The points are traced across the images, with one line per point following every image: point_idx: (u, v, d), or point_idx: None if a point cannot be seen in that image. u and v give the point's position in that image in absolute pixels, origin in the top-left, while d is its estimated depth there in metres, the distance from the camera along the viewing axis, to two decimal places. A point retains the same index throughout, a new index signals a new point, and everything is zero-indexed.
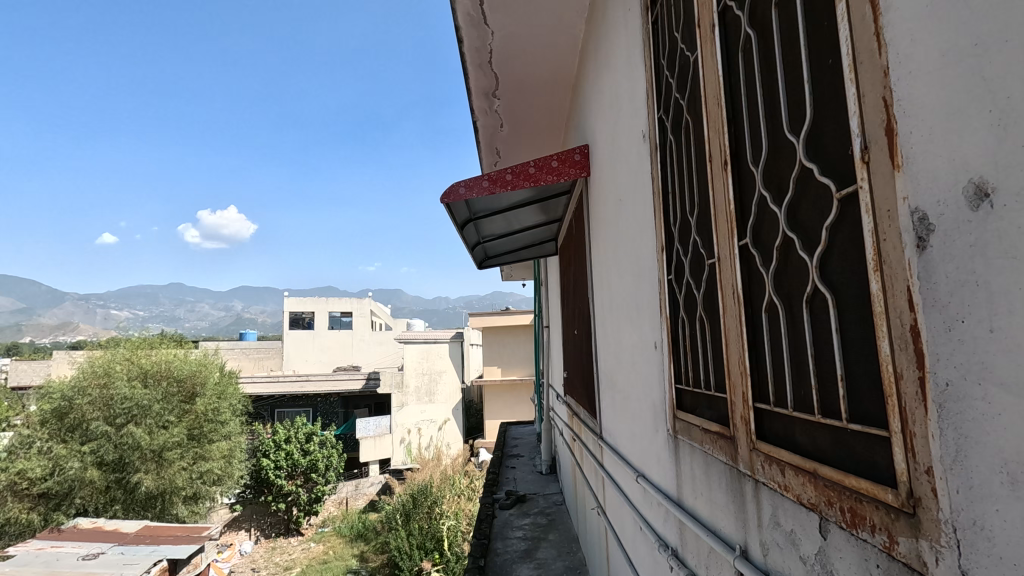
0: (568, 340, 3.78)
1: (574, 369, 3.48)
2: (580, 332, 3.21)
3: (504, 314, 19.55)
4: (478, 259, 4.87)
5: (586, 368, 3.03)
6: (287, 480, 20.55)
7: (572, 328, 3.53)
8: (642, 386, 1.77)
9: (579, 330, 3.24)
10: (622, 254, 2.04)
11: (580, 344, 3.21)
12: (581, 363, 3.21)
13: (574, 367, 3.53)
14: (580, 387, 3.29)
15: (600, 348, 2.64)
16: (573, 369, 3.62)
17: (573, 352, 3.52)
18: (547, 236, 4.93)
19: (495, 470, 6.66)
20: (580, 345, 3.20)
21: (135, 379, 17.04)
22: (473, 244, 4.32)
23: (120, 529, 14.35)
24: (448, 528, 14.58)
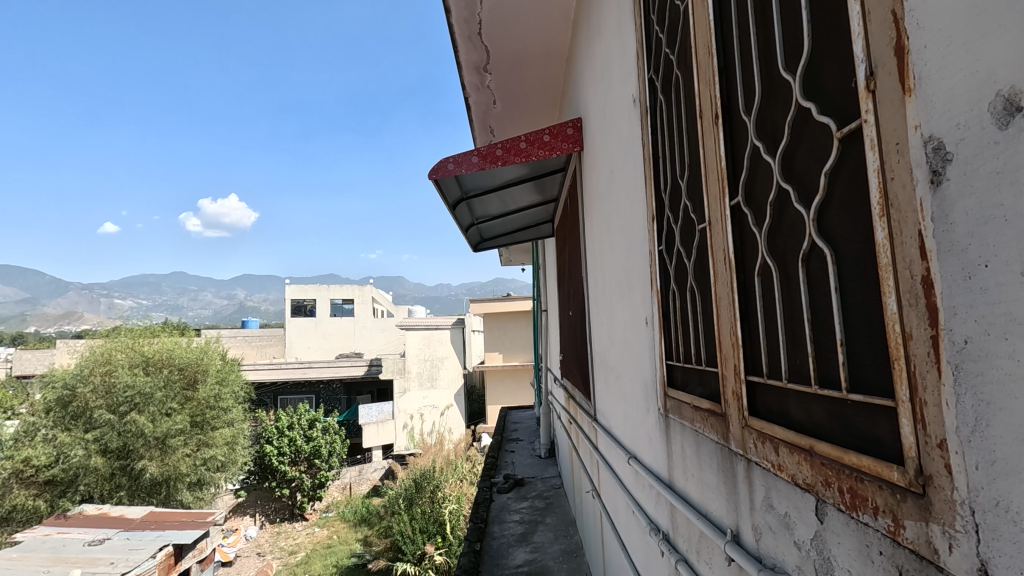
0: (563, 323, 3.71)
1: (569, 352, 3.42)
2: (574, 313, 3.14)
3: (504, 300, 19.52)
4: (473, 241, 4.79)
5: (581, 350, 2.95)
6: (290, 467, 20.71)
7: (568, 310, 3.45)
8: (634, 365, 1.69)
9: (573, 310, 3.17)
10: (613, 228, 1.95)
11: (575, 325, 3.14)
12: (575, 344, 3.15)
13: (569, 350, 3.47)
14: (575, 369, 3.22)
15: (595, 328, 2.55)
16: (568, 351, 3.56)
17: (569, 334, 3.43)
18: (544, 217, 4.85)
19: (494, 454, 6.62)
20: (574, 325, 3.13)
21: (136, 367, 17.15)
22: (467, 226, 4.25)
23: (125, 515, 14.50)
24: (450, 512, 14.68)
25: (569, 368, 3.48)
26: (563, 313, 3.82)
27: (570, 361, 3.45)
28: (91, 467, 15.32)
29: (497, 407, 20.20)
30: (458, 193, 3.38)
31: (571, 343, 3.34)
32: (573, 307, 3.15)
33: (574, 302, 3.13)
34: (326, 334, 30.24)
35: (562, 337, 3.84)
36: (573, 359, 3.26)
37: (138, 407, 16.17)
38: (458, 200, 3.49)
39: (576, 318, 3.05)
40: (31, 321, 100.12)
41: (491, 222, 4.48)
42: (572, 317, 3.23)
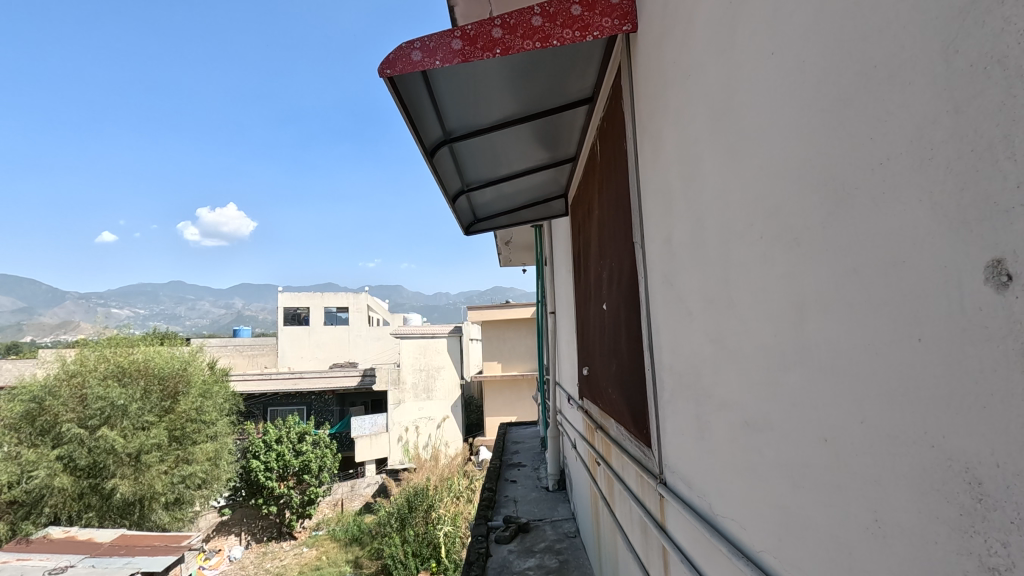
0: (590, 323, 2.68)
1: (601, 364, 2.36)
2: (612, 302, 2.09)
3: (503, 305, 18.38)
4: (464, 216, 3.74)
5: (626, 361, 1.87)
6: (278, 482, 19.43)
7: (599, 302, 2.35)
8: (882, 412, 0.60)
9: (609, 298, 2.13)
10: (754, 83, 0.88)
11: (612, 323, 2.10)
12: (614, 348, 2.09)
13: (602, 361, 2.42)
14: (609, 390, 2.17)
15: (665, 331, 1.46)
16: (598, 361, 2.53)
17: (601, 340, 2.35)
18: (556, 186, 3.80)
19: (492, 485, 5.55)
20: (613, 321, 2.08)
21: (109, 378, 15.96)
22: (456, 193, 3.20)
23: (94, 540, 13.22)
24: (446, 534, 13.42)
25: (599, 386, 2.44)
26: (585, 309, 2.80)
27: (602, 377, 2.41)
28: (57, 488, 14.03)
29: (495, 419, 19.04)
30: (436, 129, 2.35)
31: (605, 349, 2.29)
32: (610, 293, 2.10)
33: (612, 283, 2.08)
34: (320, 343, 29.12)
35: (585, 340, 2.79)
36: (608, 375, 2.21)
37: (110, 421, 14.94)
38: (437, 142, 2.44)
39: (618, 312, 2.00)
40: (27, 330, 100.10)
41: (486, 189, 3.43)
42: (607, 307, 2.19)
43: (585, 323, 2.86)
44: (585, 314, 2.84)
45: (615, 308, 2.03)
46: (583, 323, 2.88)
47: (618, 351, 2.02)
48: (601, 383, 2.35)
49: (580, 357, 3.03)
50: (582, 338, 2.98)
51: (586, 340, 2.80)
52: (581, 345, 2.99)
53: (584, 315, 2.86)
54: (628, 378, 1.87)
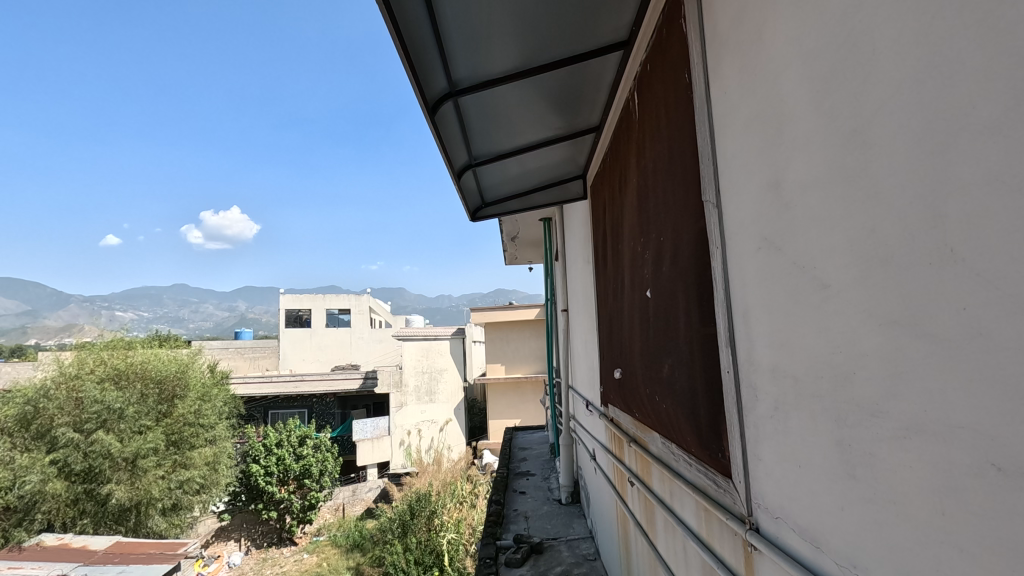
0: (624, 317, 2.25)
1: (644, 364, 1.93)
2: (662, 285, 1.67)
3: (506, 307, 17.97)
4: (470, 194, 3.31)
5: (688, 361, 1.45)
6: (278, 487, 18.89)
7: (640, 289, 1.92)
8: None
9: (658, 281, 1.70)
10: None
11: (663, 311, 1.67)
12: (664, 343, 1.67)
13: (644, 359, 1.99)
14: (656, 395, 1.75)
15: (763, 321, 1.04)
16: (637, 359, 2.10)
17: (642, 336, 1.92)
18: (573, 162, 3.37)
19: (500, 498, 5.13)
20: (664, 308, 1.66)
21: (106, 382, 15.54)
22: (461, 167, 2.78)
23: (88, 547, 12.73)
24: (449, 541, 12.89)
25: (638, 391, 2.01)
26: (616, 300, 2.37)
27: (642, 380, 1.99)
28: (50, 493, 13.53)
29: (498, 423, 18.59)
30: (439, 76, 1.91)
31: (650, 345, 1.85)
32: (660, 275, 1.68)
33: (662, 261, 1.66)
34: (321, 346, 28.71)
35: (617, 335, 2.36)
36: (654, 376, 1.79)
37: (107, 425, 14.51)
38: (439, 95, 2.01)
39: (673, 297, 1.57)
40: (31, 333, 100.15)
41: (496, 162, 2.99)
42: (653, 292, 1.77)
43: (614, 316, 2.44)
44: (614, 306, 2.41)
45: (668, 293, 1.60)
46: (613, 317, 2.44)
47: (672, 347, 1.59)
48: (641, 386, 1.93)
49: (608, 357, 2.60)
50: (610, 336, 2.54)
51: (617, 335, 2.37)
52: (609, 343, 2.56)
53: (614, 306, 2.43)
54: (692, 377, 1.44)
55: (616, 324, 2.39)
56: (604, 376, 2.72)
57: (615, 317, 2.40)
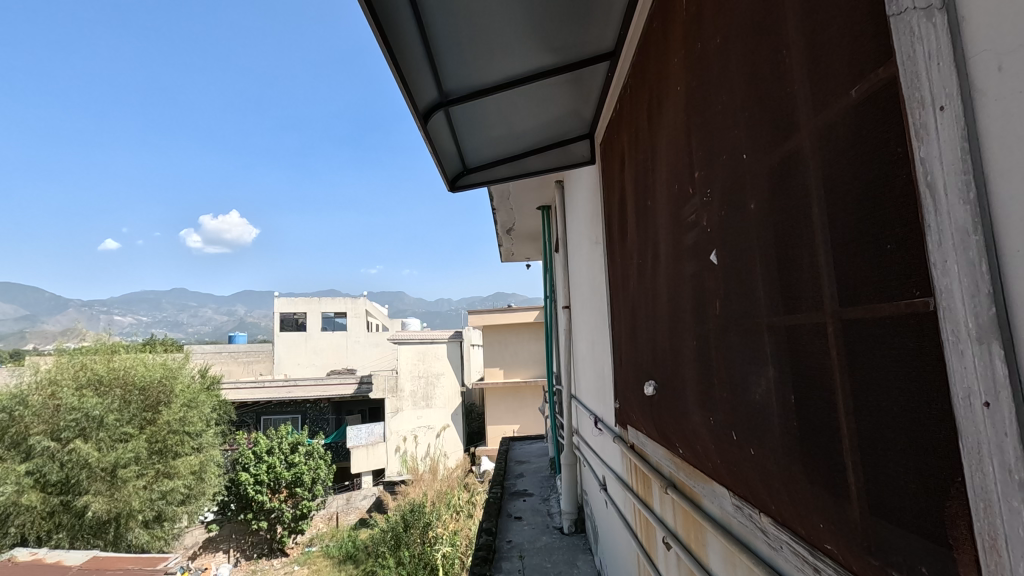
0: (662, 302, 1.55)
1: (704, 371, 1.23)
2: (748, 239, 0.96)
3: (505, 309, 17.24)
4: (445, 152, 2.60)
5: (832, 376, 0.73)
6: (269, 496, 17.98)
7: (697, 256, 1.19)
8: None
9: (741, 236, 0.99)
10: None
11: (752, 281, 0.96)
12: (754, 337, 0.96)
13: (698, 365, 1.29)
14: (731, 420, 1.04)
15: None
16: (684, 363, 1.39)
17: (700, 331, 1.20)
18: (576, 115, 2.65)
19: (492, 526, 4.40)
20: (752, 272, 0.95)
21: (85, 389, 14.62)
22: (426, 107, 2.07)
23: (62, 562, 11.84)
24: (444, 555, 12.06)
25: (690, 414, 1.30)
26: (647, 279, 1.66)
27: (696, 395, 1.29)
28: (24, 505, 12.82)
29: (496, 428, 17.82)
30: None
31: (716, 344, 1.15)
32: (744, 223, 0.97)
33: (747, 196, 0.96)
34: (316, 350, 27.93)
35: (649, 329, 1.66)
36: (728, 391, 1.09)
37: (84, 433, 13.66)
38: None
39: (779, 249, 0.85)
40: (31, 338, 100.08)
41: (478, 103, 2.28)
42: (725, 249, 1.06)
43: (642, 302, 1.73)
44: (643, 286, 1.71)
45: (763, 245, 0.89)
46: (641, 307, 1.73)
47: (773, 341, 0.89)
48: (697, 410, 1.23)
49: (630, 362, 1.89)
50: (634, 331, 1.83)
51: (649, 327, 1.67)
52: (633, 340, 1.85)
53: (642, 286, 1.72)
54: (827, 394, 0.74)
55: (647, 313, 1.68)
56: (624, 388, 2.00)
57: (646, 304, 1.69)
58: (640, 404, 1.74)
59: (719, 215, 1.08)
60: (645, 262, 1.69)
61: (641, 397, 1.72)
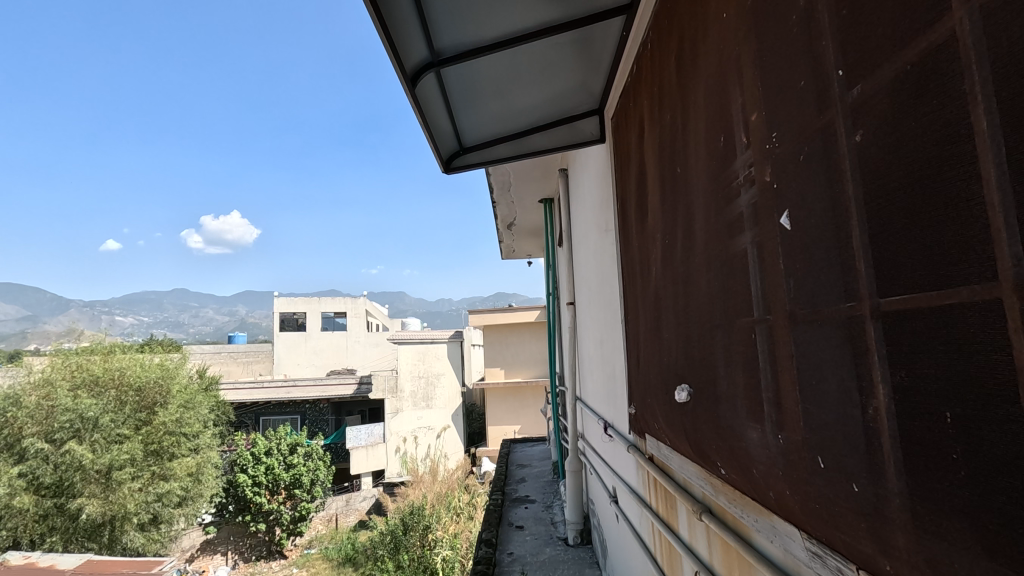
0: (702, 289, 1.28)
1: (775, 371, 0.95)
2: (852, 187, 0.69)
3: (506, 309, 16.99)
4: (439, 129, 2.32)
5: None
6: (267, 498, 17.69)
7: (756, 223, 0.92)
8: None
9: (838, 183, 0.72)
10: None
11: (856, 248, 0.69)
12: (857, 321, 0.70)
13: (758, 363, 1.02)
14: (821, 437, 0.77)
15: None
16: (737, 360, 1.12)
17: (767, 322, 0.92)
18: (586, 88, 2.38)
19: (492, 537, 4.12)
20: (857, 235, 0.68)
21: (79, 390, 14.27)
22: (415, 68, 1.79)
23: (56, 566, 11.57)
24: (444, 558, 11.80)
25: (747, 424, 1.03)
26: (681, 261, 1.39)
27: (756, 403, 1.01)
28: (16, 508, 12.57)
29: (497, 429, 17.55)
30: None
31: (786, 334, 0.88)
32: (843, 165, 0.70)
33: (849, 130, 0.69)
34: (316, 350, 27.68)
35: (684, 321, 1.38)
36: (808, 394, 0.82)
37: (79, 435, 13.36)
38: None
39: (912, 195, 0.58)
40: (31, 338, 100.08)
41: (477, 67, 2.00)
42: (813, 205, 0.78)
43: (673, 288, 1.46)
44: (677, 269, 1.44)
45: (882, 195, 0.63)
46: (670, 297, 1.46)
47: (900, 330, 0.61)
48: (760, 419, 0.97)
49: (652, 363, 1.62)
50: (660, 322, 1.56)
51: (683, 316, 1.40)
52: (658, 334, 1.57)
53: (672, 268, 1.45)
54: (1022, 413, 0.46)
55: (680, 299, 1.41)
56: (644, 392, 1.73)
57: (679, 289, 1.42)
58: (671, 411, 1.46)
59: (802, 160, 0.80)
60: (676, 244, 1.42)
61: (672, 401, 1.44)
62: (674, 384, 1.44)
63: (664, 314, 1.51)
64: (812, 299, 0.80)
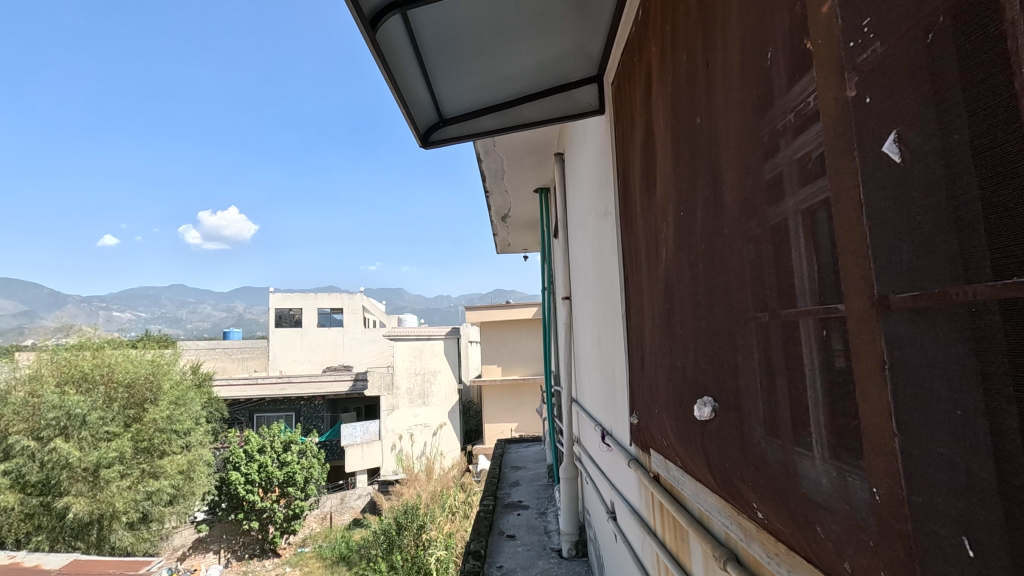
0: (730, 271, 0.99)
1: (848, 387, 0.67)
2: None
3: (502, 305, 16.70)
4: (412, 94, 2.00)
5: None
6: (260, 496, 17.34)
7: (841, 166, 0.62)
8: None
9: (1004, 87, 0.43)
10: None
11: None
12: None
13: (818, 376, 0.73)
14: (949, 498, 0.48)
15: None
16: (782, 368, 0.83)
17: (848, 316, 0.62)
18: (583, 50, 2.08)
19: (481, 549, 3.82)
20: None
21: (67, 386, 13.84)
22: (375, 10, 1.47)
23: (40, 565, 11.20)
24: (438, 558, 11.52)
25: (803, 455, 0.75)
26: (702, 239, 1.10)
27: (815, 432, 0.73)
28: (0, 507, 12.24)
29: (493, 427, 17.25)
30: None
31: (871, 332, 0.59)
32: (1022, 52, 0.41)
33: None
34: (312, 346, 27.36)
35: (705, 315, 1.10)
36: (911, 426, 0.53)
37: (66, 432, 12.95)
38: None
39: None
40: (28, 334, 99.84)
41: (455, 13, 1.69)
42: (941, 125, 0.49)
43: (690, 272, 1.17)
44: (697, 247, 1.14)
45: None
46: (691, 287, 1.15)
47: None
48: (827, 451, 0.69)
49: (663, 370, 1.32)
50: (672, 314, 1.27)
51: (703, 308, 1.11)
52: (670, 331, 1.28)
53: (690, 246, 1.16)
54: None
55: (700, 285, 1.12)
56: (651, 404, 1.42)
57: (699, 272, 1.13)
58: (685, 425, 1.17)
59: (913, 63, 0.51)
60: (696, 215, 1.12)
61: (688, 414, 1.16)
62: (690, 392, 1.15)
63: (678, 304, 1.22)
64: (922, 279, 0.51)
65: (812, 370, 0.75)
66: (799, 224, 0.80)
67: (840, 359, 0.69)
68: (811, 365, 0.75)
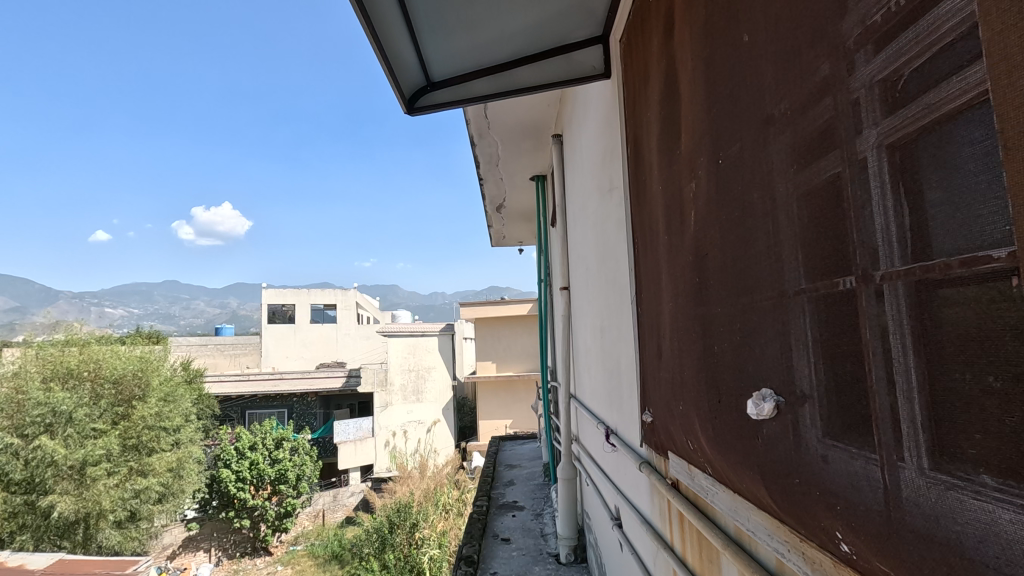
0: (788, 233, 0.77)
1: (994, 384, 0.46)
2: None
3: (497, 301, 16.50)
4: (394, 52, 1.76)
5: None
6: (251, 494, 17.05)
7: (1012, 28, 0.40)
8: None
9: None
10: None
11: None
12: None
13: (942, 365, 0.52)
14: None
15: None
16: (871, 352, 0.62)
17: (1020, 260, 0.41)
18: (587, 5, 1.84)
19: (474, 554, 3.60)
20: None
21: (52, 383, 13.45)
22: None
23: (24, 566, 10.87)
24: (431, 558, 11.39)
25: (905, 474, 0.55)
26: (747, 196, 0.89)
27: (935, 440, 0.52)
28: None
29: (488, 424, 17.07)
30: None
31: None
32: None
33: None
34: (305, 342, 27.06)
35: (752, 287, 0.89)
36: None
37: (51, 430, 12.57)
38: None
39: None
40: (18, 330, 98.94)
41: None
42: None
43: (730, 235, 0.96)
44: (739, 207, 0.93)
45: None
46: (733, 254, 0.93)
47: None
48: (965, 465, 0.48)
49: (692, 361, 1.10)
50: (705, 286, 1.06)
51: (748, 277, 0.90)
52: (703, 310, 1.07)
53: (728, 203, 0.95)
54: None
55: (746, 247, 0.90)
56: (672, 399, 1.20)
57: (745, 235, 0.91)
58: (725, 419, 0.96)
59: None
60: (741, 167, 0.91)
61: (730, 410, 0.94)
62: (731, 382, 0.95)
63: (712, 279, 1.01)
64: None
65: (929, 356, 0.53)
66: (885, 158, 0.59)
67: (969, 343, 0.48)
68: (924, 351, 0.54)
